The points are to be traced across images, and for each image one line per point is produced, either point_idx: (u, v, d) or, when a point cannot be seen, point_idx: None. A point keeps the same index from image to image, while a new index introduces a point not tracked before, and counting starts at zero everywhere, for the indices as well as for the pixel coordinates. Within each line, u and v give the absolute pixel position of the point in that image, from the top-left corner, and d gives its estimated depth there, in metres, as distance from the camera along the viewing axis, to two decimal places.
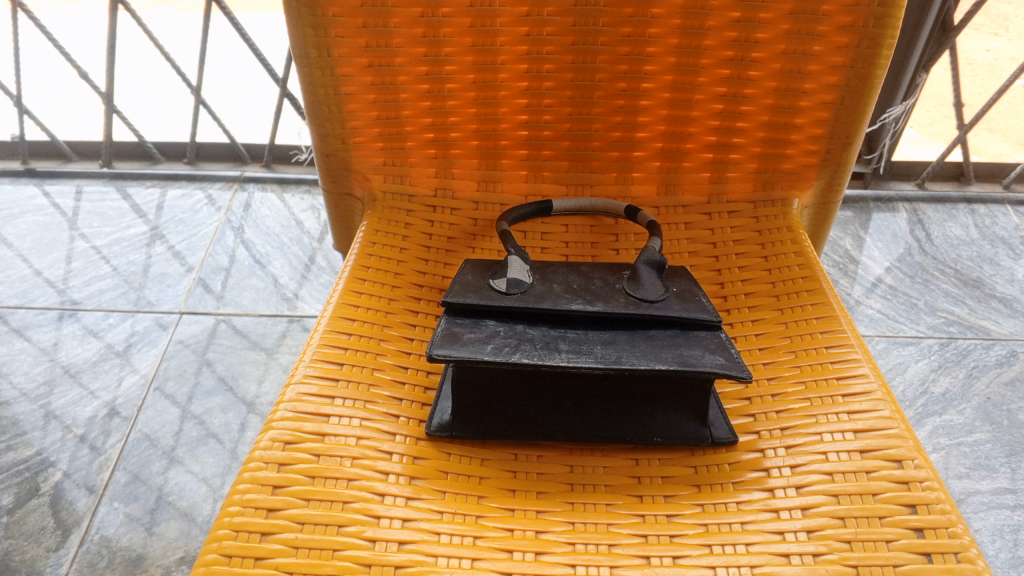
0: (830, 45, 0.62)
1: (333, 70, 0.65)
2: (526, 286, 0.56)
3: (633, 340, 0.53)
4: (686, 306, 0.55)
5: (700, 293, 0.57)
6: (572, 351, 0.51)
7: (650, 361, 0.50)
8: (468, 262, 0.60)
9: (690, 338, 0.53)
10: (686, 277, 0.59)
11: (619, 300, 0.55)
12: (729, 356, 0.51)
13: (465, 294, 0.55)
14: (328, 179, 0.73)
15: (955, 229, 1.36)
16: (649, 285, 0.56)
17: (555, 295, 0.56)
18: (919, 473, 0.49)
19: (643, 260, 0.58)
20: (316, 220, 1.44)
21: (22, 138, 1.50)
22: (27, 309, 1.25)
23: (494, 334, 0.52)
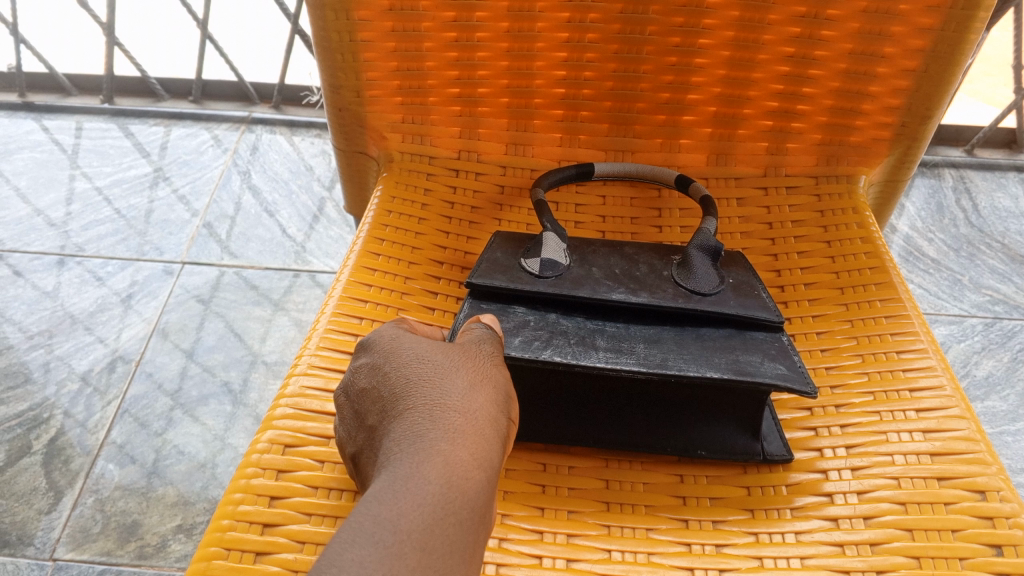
0: (919, 5, 0.55)
1: (349, 14, 0.58)
2: (563, 270, 0.50)
3: (681, 339, 0.46)
4: (743, 303, 0.48)
5: (760, 286, 0.50)
6: (611, 350, 0.45)
7: (700, 367, 0.44)
8: (498, 237, 0.54)
9: (746, 342, 0.46)
10: (743, 267, 0.52)
11: (667, 291, 0.49)
12: (791, 365, 0.44)
13: (493, 275, 0.49)
14: (340, 137, 0.66)
15: (1004, 200, 1.28)
16: (701, 275, 0.50)
17: (594, 280, 0.50)
18: (1005, 507, 0.43)
19: (695, 245, 0.51)
20: (327, 166, 1.37)
21: (19, 69, 1.42)
22: (23, 253, 1.19)
23: (523, 325, 0.46)
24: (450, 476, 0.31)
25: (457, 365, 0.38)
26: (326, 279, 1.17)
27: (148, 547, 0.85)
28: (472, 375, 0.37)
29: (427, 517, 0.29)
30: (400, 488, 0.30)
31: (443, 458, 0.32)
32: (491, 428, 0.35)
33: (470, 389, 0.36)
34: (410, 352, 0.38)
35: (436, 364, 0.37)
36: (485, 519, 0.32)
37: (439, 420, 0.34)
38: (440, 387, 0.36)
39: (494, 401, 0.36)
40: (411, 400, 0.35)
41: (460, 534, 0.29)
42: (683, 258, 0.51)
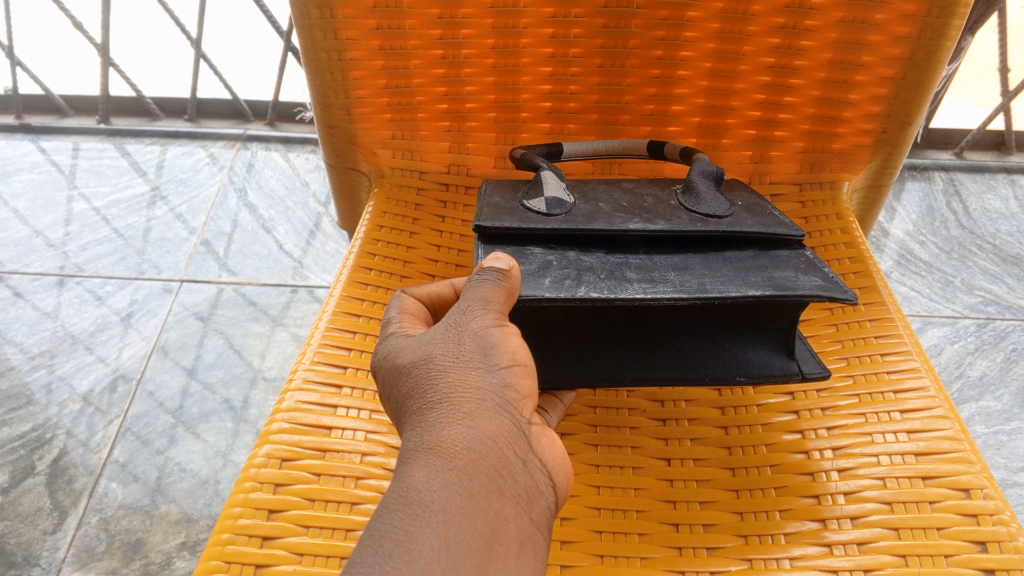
0: (895, 13, 0.55)
1: (337, 34, 0.59)
2: (574, 208, 0.51)
3: (709, 263, 0.47)
4: (762, 224, 0.50)
5: (768, 207, 0.53)
6: (645, 281, 0.45)
7: (740, 287, 0.44)
8: (484, 190, 0.54)
9: (774, 260, 0.48)
10: (738, 196, 0.55)
11: (685, 218, 0.50)
12: (829, 277, 0.46)
13: (502, 217, 0.49)
14: (332, 154, 0.67)
15: (994, 201, 1.29)
16: (713, 199, 0.52)
17: (608, 216, 0.50)
18: (989, 504, 0.44)
19: (698, 172, 0.53)
20: (323, 182, 1.38)
21: (16, 91, 1.44)
22: (22, 274, 1.20)
23: (547, 266, 0.46)
24: (433, 478, 0.31)
25: (433, 345, 0.37)
26: (323, 294, 1.18)
27: (153, 564, 0.86)
28: (446, 351, 0.36)
29: (412, 528, 0.29)
30: (388, 507, 0.30)
31: (426, 461, 0.32)
32: (475, 404, 0.34)
33: (447, 372, 0.36)
34: (397, 349, 0.39)
35: (416, 352, 0.37)
36: (493, 498, 0.32)
37: (423, 421, 0.34)
38: (422, 379, 0.36)
39: (476, 365, 0.36)
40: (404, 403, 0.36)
41: (454, 530, 0.29)
42: (689, 187, 0.53)
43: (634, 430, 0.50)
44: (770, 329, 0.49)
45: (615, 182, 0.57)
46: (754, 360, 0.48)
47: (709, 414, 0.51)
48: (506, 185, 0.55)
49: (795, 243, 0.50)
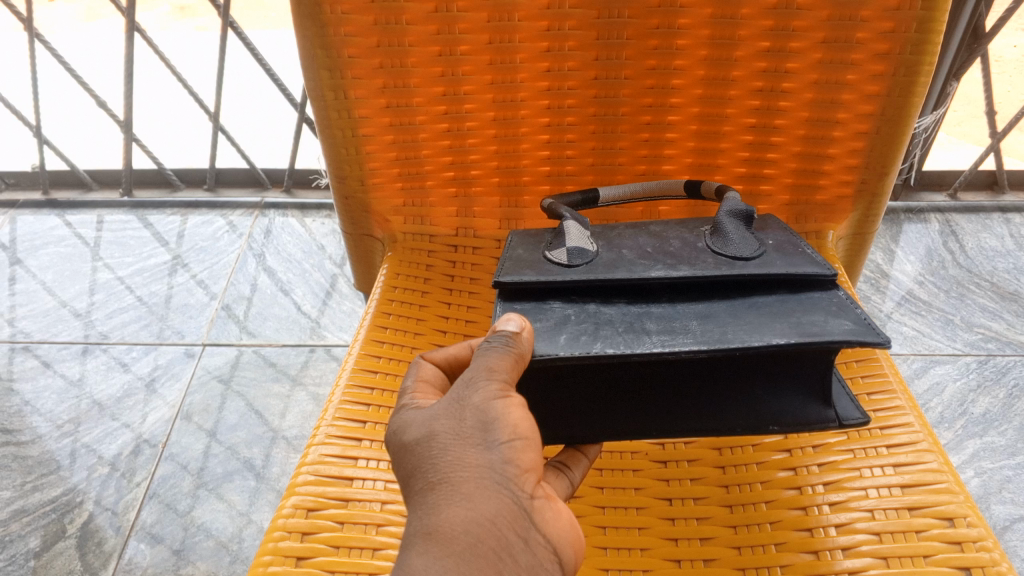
0: (865, 74, 0.60)
1: (350, 113, 0.63)
2: (597, 254, 0.53)
3: (734, 310, 0.48)
4: (791, 263, 0.50)
5: (799, 244, 0.53)
6: (664, 332, 0.46)
7: (764, 336, 0.45)
8: (510, 243, 0.57)
9: (806, 304, 0.48)
10: (772, 233, 0.55)
11: (710, 260, 0.51)
12: (857, 319, 0.46)
13: (522, 273, 0.51)
14: (349, 222, 0.72)
15: (990, 240, 1.32)
16: (740, 239, 0.52)
17: (632, 263, 0.52)
18: (972, 531, 0.47)
19: (726, 212, 0.54)
20: (338, 244, 1.43)
21: (43, 168, 1.50)
22: (51, 344, 1.25)
23: (565, 321, 0.48)
24: (431, 564, 0.34)
25: (436, 421, 0.40)
26: (340, 352, 1.22)
27: None
28: (448, 429, 0.39)
29: None
30: None
31: (426, 545, 0.35)
32: (474, 484, 0.37)
33: (449, 453, 0.38)
34: (403, 421, 0.42)
35: (420, 427, 0.41)
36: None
37: (426, 501, 0.37)
38: (425, 457, 0.39)
39: (477, 442, 0.39)
40: (409, 478, 0.39)
41: None
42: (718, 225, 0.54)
43: (637, 472, 0.54)
44: (805, 377, 0.49)
45: (646, 225, 0.59)
46: (788, 407, 0.48)
47: (706, 454, 0.54)
48: (532, 236, 0.58)
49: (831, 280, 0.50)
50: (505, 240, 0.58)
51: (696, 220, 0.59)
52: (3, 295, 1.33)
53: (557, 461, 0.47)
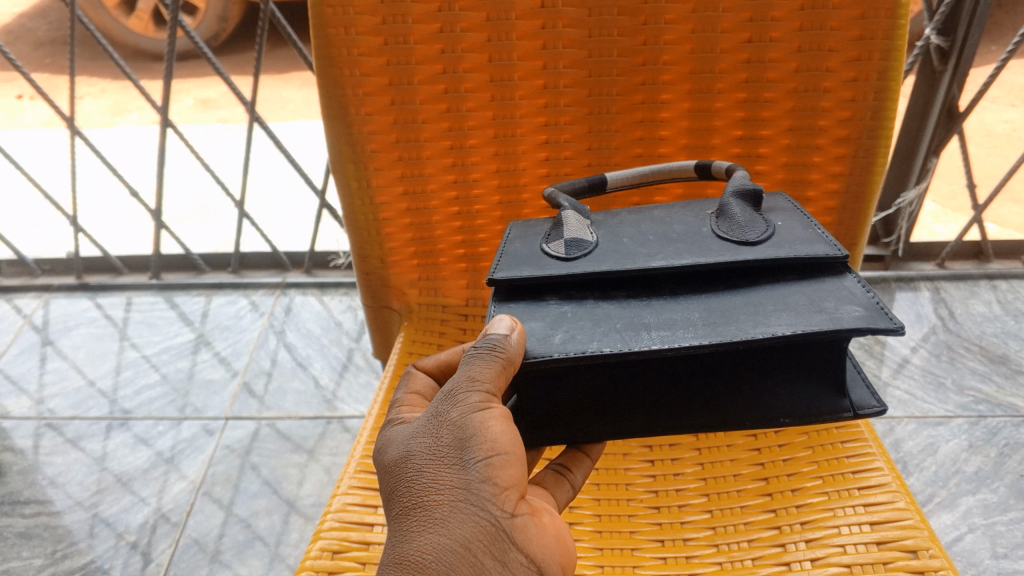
0: (828, 156, 0.68)
1: (372, 200, 0.72)
2: (597, 241, 0.57)
3: (731, 300, 0.52)
4: (798, 247, 0.53)
5: (805, 225, 0.56)
6: (664, 327, 0.50)
7: (765, 326, 0.48)
8: (509, 239, 0.61)
9: (817, 290, 0.51)
10: (778, 214, 0.59)
11: (717, 245, 0.55)
12: (865, 306, 0.49)
13: (523, 270, 0.55)
14: (368, 295, 0.79)
15: (978, 305, 1.38)
16: (747, 219, 0.56)
17: (638, 253, 0.55)
18: (934, 563, 0.54)
19: (733, 196, 0.58)
20: (354, 319, 1.50)
21: (77, 254, 1.59)
22: (81, 420, 1.31)
23: (564, 317, 0.52)
24: None
25: (416, 445, 0.47)
26: (356, 424, 1.28)
27: None
28: (424, 454, 0.46)
29: None
30: None
31: (400, 568, 0.43)
32: (445, 510, 0.44)
33: (425, 475, 0.46)
34: (394, 440, 0.49)
35: (404, 449, 0.48)
36: None
37: (404, 524, 0.45)
38: (405, 480, 0.46)
39: (450, 467, 0.45)
40: (394, 496, 0.47)
41: None
42: (726, 208, 0.57)
43: (635, 533, 0.61)
44: (815, 367, 0.54)
45: (649, 211, 0.62)
46: (802, 397, 0.54)
47: (694, 500, 0.63)
48: (535, 227, 0.62)
49: (840, 262, 0.53)
50: (505, 234, 0.63)
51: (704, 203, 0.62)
52: (35, 374, 1.40)
53: (559, 465, 0.54)
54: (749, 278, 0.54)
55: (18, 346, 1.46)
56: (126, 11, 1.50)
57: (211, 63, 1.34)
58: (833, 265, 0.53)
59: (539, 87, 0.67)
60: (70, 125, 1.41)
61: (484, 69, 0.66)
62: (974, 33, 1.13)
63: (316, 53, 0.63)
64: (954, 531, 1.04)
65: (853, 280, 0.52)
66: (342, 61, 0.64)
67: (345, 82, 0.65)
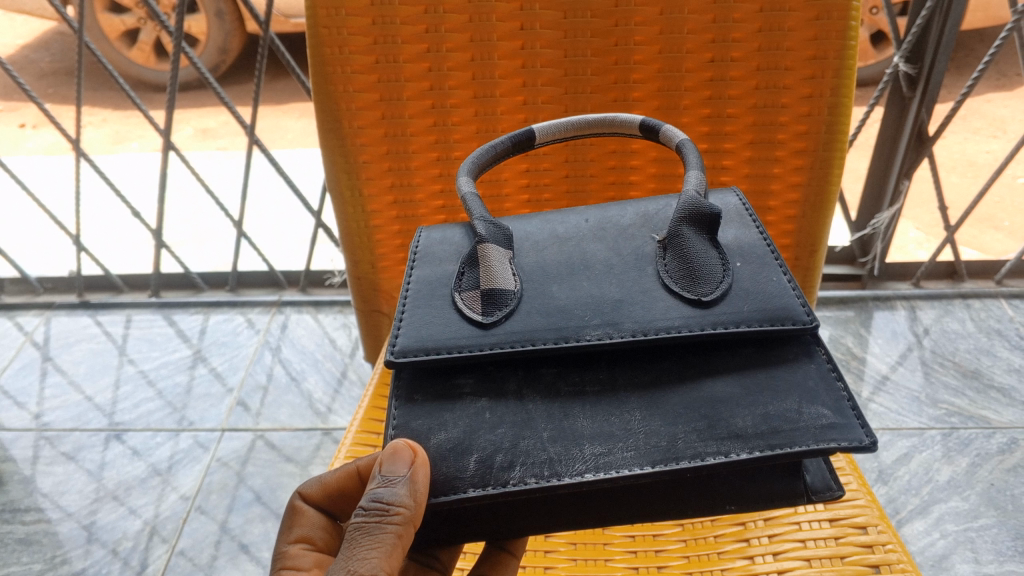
0: (787, 168, 0.73)
1: (364, 208, 0.76)
2: (520, 292, 0.56)
3: (675, 395, 0.53)
4: (761, 317, 0.53)
5: (759, 267, 0.57)
6: (598, 443, 0.51)
7: (717, 444, 0.50)
8: (417, 273, 0.59)
9: (769, 384, 0.52)
10: (735, 246, 0.59)
11: (662, 306, 0.54)
12: (831, 406, 0.51)
13: (429, 347, 0.54)
14: (360, 299, 0.83)
15: (953, 323, 1.43)
16: (701, 261, 0.56)
17: (570, 317, 0.54)
18: (881, 537, 0.61)
19: (684, 224, 0.58)
20: (348, 336, 1.54)
21: (79, 273, 1.63)
22: (81, 431, 1.34)
23: (478, 419, 0.52)
24: None
25: None
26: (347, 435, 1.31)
27: None
28: None
29: None
30: None
31: None
32: None
33: None
34: None
35: None
36: None
37: None
38: None
39: None
40: None
41: None
42: (680, 242, 0.57)
43: None
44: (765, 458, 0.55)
45: (603, 214, 0.63)
46: (743, 481, 0.55)
47: None
48: (453, 245, 0.61)
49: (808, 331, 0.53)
50: (412, 244, 0.63)
51: (652, 209, 0.62)
52: (35, 390, 1.44)
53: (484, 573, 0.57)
54: (694, 355, 0.54)
55: (20, 362, 1.49)
56: (128, 43, 1.64)
57: (215, 90, 1.40)
58: (801, 335, 0.54)
59: (519, 102, 0.72)
60: (76, 148, 1.45)
61: (468, 85, 0.71)
62: (940, 61, 1.19)
63: (313, 70, 0.68)
64: (927, 536, 1.08)
65: (823, 361, 0.53)
66: (336, 78, 0.69)
67: (339, 98, 0.70)
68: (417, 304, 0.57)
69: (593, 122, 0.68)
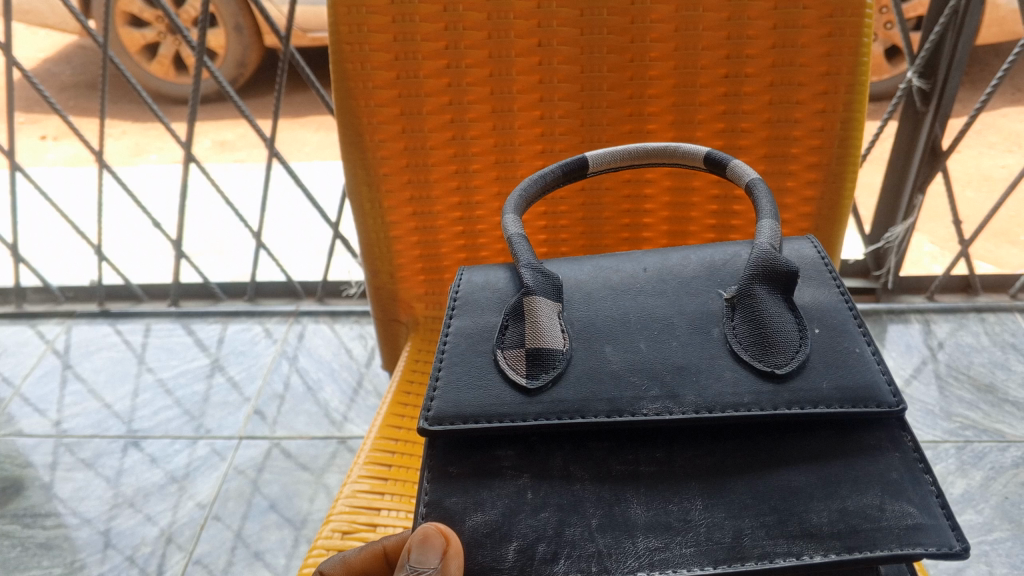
0: (800, 181, 0.74)
1: (384, 220, 0.78)
2: (569, 352, 0.52)
3: (740, 481, 0.47)
4: (842, 397, 0.47)
5: (841, 335, 0.51)
6: (653, 534, 0.45)
7: (788, 542, 0.44)
8: (456, 323, 0.55)
9: (849, 472, 0.46)
10: (815, 310, 0.53)
11: (728, 378, 0.49)
12: (918, 505, 0.45)
13: (466, 415, 0.49)
14: (378, 309, 0.85)
15: (967, 337, 1.43)
16: (775, 328, 0.50)
17: (625, 387, 0.49)
18: None
19: (759, 284, 0.52)
20: (364, 347, 1.55)
21: (100, 282, 1.65)
22: (100, 438, 1.36)
23: (520, 502, 0.47)
24: None
25: None
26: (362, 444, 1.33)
27: None
28: None
29: None
30: None
31: None
32: None
33: None
34: None
35: None
36: None
37: None
38: None
39: None
40: None
41: None
42: (752, 303, 0.51)
43: None
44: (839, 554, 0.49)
45: (662, 266, 0.58)
46: None
47: None
48: (496, 294, 0.58)
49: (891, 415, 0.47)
50: (454, 287, 0.60)
51: (717, 263, 0.57)
52: (56, 397, 1.46)
53: None
54: (765, 435, 0.48)
55: (41, 369, 1.52)
56: (149, 56, 1.67)
57: (236, 103, 1.42)
58: (883, 419, 0.48)
59: (536, 117, 0.74)
60: (99, 159, 1.48)
61: (487, 100, 0.72)
62: (954, 75, 1.21)
63: (335, 85, 0.70)
64: None
65: (909, 450, 0.47)
66: (359, 93, 0.70)
67: (361, 113, 0.71)
68: (453, 361, 0.53)
69: (652, 151, 0.65)
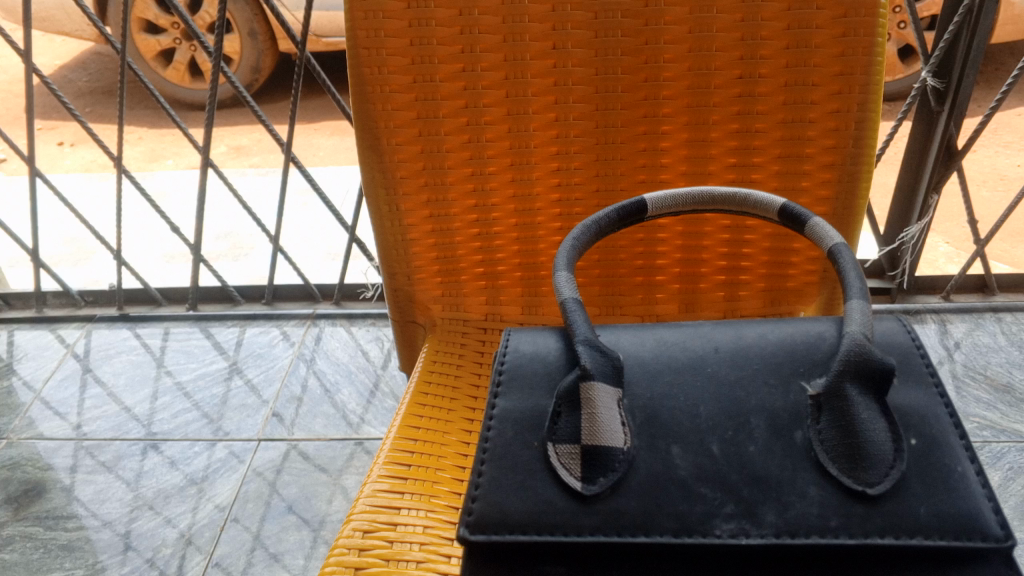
0: (816, 181, 0.74)
1: (400, 222, 0.78)
2: (631, 451, 0.46)
3: None
4: (941, 526, 0.42)
5: (939, 444, 0.45)
6: None
7: None
8: (501, 406, 0.50)
9: None
10: (913, 411, 0.46)
11: (814, 496, 0.43)
12: None
13: (510, 524, 0.45)
14: (396, 310, 0.85)
15: (984, 337, 1.42)
16: (867, 438, 0.44)
17: (694, 500, 0.44)
18: None
19: (851, 381, 0.46)
20: (381, 349, 1.56)
21: (120, 286, 1.67)
22: (120, 442, 1.38)
23: None
24: None
25: None
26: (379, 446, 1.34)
27: None
28: None
29: None
30: None
31: None
32: None
33: None
34: None
35: None
36: None
37: None
38: None
39: None
40: None
41: None
42: (843, 404, 0.45)
43: None
44: None
45: (737, 338, 0.52)
46: None
47: None
48: (546, 365, 0.52)
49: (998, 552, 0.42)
50: (500, 352, 0.54)
51: (797, 343, 0.50)
52: (76, 400, 1.47)
53: None
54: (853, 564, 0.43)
55: (63, 373, 1.54)
56: None
57: (252, 108, 1.42)
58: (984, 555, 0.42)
59: (551, 119, 0.74)
60: (118, 165, 1.49)
61: (502, 103, 0.73)
62: (969, 74, 1.20)
63: (352, 90, 0.71)
64: None
65: None
66: (376, 96, 0.71)
67: (378, 116, 0.72)
68: (497, 458, 0.48)
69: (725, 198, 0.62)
